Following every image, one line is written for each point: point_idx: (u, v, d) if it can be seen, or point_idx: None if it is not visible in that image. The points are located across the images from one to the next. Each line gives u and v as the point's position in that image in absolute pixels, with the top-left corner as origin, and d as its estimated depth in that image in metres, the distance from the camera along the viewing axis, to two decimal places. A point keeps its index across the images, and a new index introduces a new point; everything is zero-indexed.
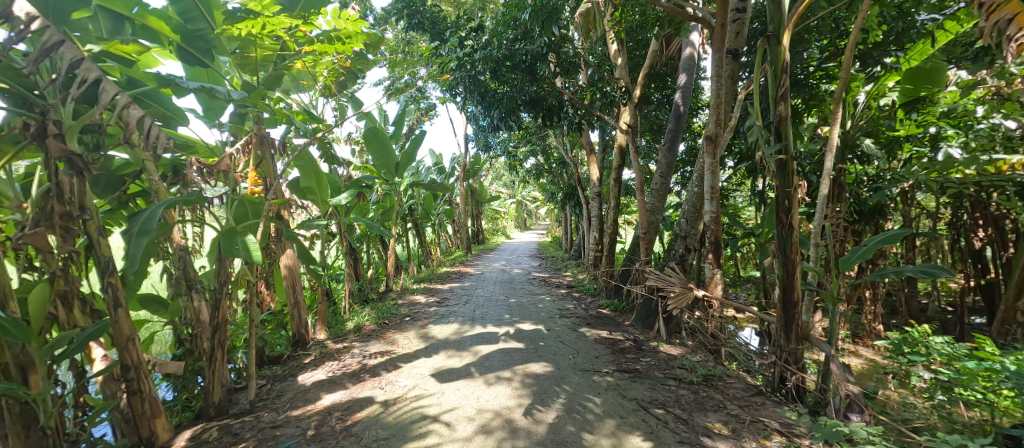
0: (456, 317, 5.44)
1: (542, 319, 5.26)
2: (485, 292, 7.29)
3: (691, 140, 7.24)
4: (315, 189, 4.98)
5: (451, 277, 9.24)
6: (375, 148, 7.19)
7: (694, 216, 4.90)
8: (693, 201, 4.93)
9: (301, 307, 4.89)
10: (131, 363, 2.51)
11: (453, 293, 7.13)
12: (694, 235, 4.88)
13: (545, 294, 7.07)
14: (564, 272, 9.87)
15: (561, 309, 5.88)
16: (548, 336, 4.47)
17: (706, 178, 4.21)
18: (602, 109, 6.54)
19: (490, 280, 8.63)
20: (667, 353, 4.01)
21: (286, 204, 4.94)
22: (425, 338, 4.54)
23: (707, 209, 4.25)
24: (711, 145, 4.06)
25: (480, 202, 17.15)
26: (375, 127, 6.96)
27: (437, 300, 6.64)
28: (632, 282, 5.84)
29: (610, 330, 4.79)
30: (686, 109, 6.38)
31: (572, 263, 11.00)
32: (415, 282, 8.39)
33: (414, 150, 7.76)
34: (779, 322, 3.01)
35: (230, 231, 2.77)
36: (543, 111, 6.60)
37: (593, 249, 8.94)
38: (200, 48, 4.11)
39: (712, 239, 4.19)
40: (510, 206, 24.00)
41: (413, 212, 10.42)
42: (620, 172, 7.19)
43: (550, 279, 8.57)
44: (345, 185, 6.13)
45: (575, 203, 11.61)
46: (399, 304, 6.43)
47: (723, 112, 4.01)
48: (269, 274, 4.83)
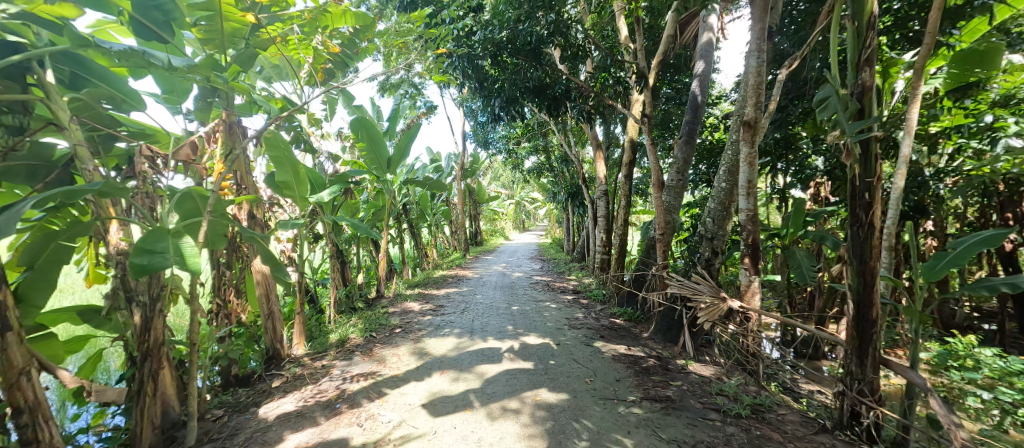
0: (453, 328, 4.85)
1: (550, 330, 4.68)
2: (484, 298, 6.70)
3: (709, 134, 6.68)
4: (293, 185, 4.36)
5: (448, 281, 8.64)
6: (367, 143, 6.61)
7: (722, 214, 4.34)
8: (720, 199, 4.36)
9: (278, 318, 4.40)
10: (23, 404, 1.94)
11: (450, 300, 6.54)
12: (722, 236, 4.32)
13: (550, 300, 6.49)
14: (567, 276, 9.29)
15: (569, 318, 5.30)
16: (559, 352, 3.89)
17: (740, 172, 3.64)
18: (613, 98, 5.96)
19: (490, 284, 8.03)
20: (699, 375, 3.44)
21: (259, 201, 4.34)
22: (419, 354, 3.95)
23: (740, 206, 3.68)
24: (749, 131, 3.48)
25: (478, 202, 16.60)
26: (368, 119, 6.39)
27: (433, 307, 6.04)
28: (648, 289, 5.28)
29: (629, 344, 4.21)
30: (704, 98, 5.83)
31: (576, 266, 10.43)
32: (409, 287, 7.78)
33: (407, 144, 7.17)
34: (850, 344, 2.46)
35: (160, 231, 2.16)
36: (548, 102, 6.03)
37: (600, 251, 8.36)
38: (156, 21, 3.48)
39: (749, 242, 3.63)
40: (509, 207, 23.47)
41: (408, 212, 9.82)
42: (631, 168, 6.65)
43: (555, 284, 7.98)
44: (329, 180, 5.53)
45: (579, 203, 11.05)
46: (391, 312, 5.83)
47: (764, 92, 3.41)
48: (240, 282, 4.27)
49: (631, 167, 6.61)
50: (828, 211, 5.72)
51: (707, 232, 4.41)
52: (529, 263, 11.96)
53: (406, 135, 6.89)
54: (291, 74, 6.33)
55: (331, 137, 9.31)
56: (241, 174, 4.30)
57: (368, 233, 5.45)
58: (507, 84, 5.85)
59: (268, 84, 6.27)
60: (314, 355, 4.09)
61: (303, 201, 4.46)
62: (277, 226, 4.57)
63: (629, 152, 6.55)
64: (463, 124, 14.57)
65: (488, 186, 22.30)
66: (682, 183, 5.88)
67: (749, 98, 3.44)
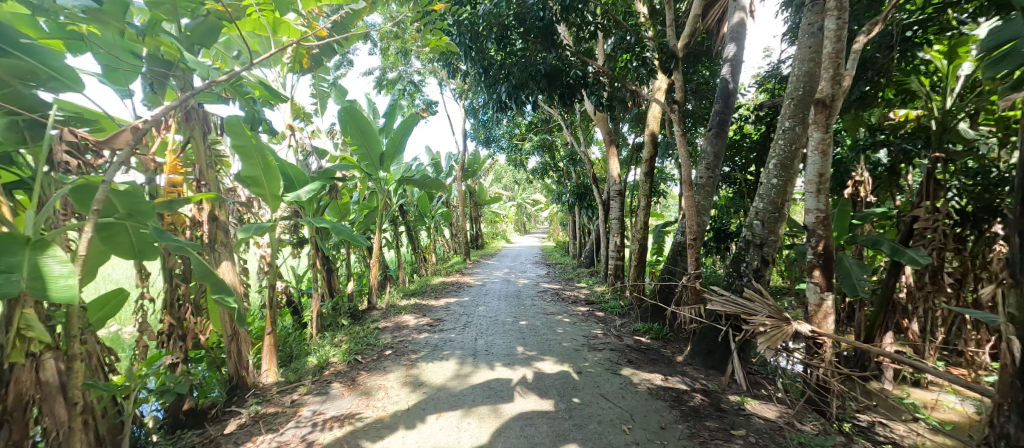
0: (452, 350, 4.13)
1: (568, 353, 3.97)
2: (488, 309, 5.99)
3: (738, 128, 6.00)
4: (261, 181, 3.65)
5: (448, 289, 7.92)
6: (358, 138, 5.96)
7: (774, 217, 3.64)
8: (771, 199, 3.66)
9: (243, 340, 3.68)
10: None
11: (449, 313, 5.83)
12: (774, 242, 3.63)
13: (562, 313, 5.76)
14: (576, 283, 8.57)
15: (587, 335, 4.59)
16: (582, 385, 3.19)
17: (807, 164, 2.96)
18: (634, 84, 5.26)
19: (494, 293, 7.33)
20: (761, 418, 2.74)
21: (223, 201, 3.65)
22: (412, 386, 3.24)
23: (806, 206, 3.00)
24: (821, 113, 2.80)
25: (479, 204, 15.91)
26: (358, 111, 5.74)
27: (430, 322, 5.32)
28: (679, 302, 4.57)
29: (664, 372, 3.51)
30: (736, 84, 5.17)
31: (585, 272, 9.72)
32: (405, 296, 7.05)
33: (402, 139, 6.46)
34: (1013, 399, 2.02)
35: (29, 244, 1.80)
36: (561, 89, 5.30)
37: (614, 256, 7.64)
38: None
39: (819, 250, 2.94)
40: (510, 209, 22.79)
41: (405, 214, 9.12)
42: (652, 164, 5.94)
43: (565, 293, 7.26)
44: (312, 177, 4.83)
45: (587, 205, 10.36)
46: (382, 327, 5.11)
47: (845, 63, 2.73)
48: (199, 297, 3.61)
49: (651, 164, 5.91)
50: (877, 214, 5.05)
51: (754, 239, 3.72)
52: (534, 269, 11.24)
53: (400, 130, 6.21)
54: (273, 60, 5.68)
55: (321, 134, 8.64)
56: (201, 168, 3.60)
57: (357, 240, 4.78)
58: (514, 68, 5.14)
59: (247, 70, 5.64)
60: (284, 386, 3.39)
61: (275, 200, 3.77)
62: (240, 230, 3.83)
63: (649, 147, 5.86)
64: (463, 122, 13.91)
65: (490, 187, 21.62)
66: (713, 181, 5.21)
67: (823, 70, 2.76)
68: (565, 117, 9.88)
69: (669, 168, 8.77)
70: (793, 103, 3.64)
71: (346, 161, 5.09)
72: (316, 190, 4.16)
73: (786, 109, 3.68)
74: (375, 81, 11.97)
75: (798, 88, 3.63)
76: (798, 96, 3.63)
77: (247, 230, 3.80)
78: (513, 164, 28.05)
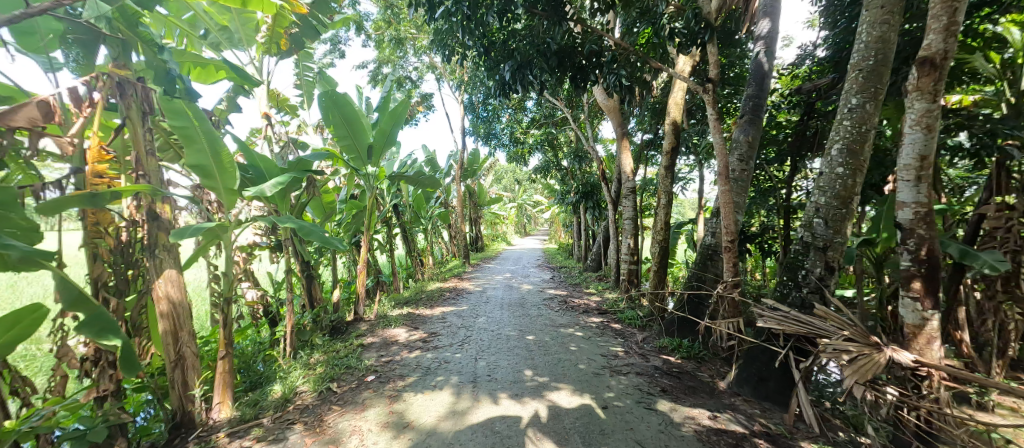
0: (448, 374, 3.46)
1: (587, 379, 3.30)
2: (490, 320, 5.33)
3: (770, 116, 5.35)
4: (213, 171, 3.00)
5: (445, 296, 7.23)
6: (343, 128, 5.29)
7: (841, 214, 2.97)
8: (836, 193, 3.00)
9: (191, 366, 3.01)
10: None
11: (445, 325, 5.16)
12: (840, 244, 2.97)
13: (573, 325, 5.09)
14: (584, 289, 7.92)
15: (606, 354, 3.92)
16: (611, 427, 2.52)
17: (901, 144, 2.32)
18: (656, 64, 4.60)
19: (496, 301, 6.63)
20: None
21: (166, 194, 2.98)
22: (394, 429, 2.57)
23: (899, 199, 2.34)
24: (928, 76, 2.15)
25: (479, 205, 15.25)
26: (343, 98, 5.07)
27: (422, 336, 4.64)
28: (714, 316, 3.90)
29: (711, 405, 2.84)
30: (774, 64, 4.53)
31: (593, 276, 9.06)
32: (397, 306, 6.35)
33: (392, 129, 5.69)
34: None
35: None
36: (572, 69, 4.62)
37: (627, 260, 6.98)
38: None
39: (921, 256, 2.27)
40: (510, 211, 22.17)
41: (400, 214, 8.46)
42: (674, 157, 5.27)
43: (574, 301, 6.57)
44: (285, 169, 4.15)
45: (594, 204, 9.72)
46: (368, 343, 4.44)
47: (964, 9, 2.07)
48: (137, 314, 2.95)
49: (673, 156, 5.23)
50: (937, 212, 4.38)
51: (813, 240, 3.07)
52: (537, 273, 10.59)
53: (391, 120, 5.54)
54: (246, 41, 5.01)
55: (308, 128, 7.98)
56: (139, 154, 2.93)
57: (334, 244, 4.12)
58: (518, 45, 4.47)
59: (217, 52, 5.00)
60: (235, 427, 2.70)
61: (232, 194, 3.12)
62: (173, 233, 2.93)
63: (671, 137, 5.20)
64: (462, 118, 13.25)
65: (490, 188, 20.99)
66: (747, 175, 4.54)
67: (933, 20, 2.12)
68: (571, 110, 9.21)
69: (684, 164, 8.11)
70: (861, 77, 3.01)
71: (323, 151, 4.42)
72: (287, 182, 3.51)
73: (850, 84, 3.06)
74: (369, 74, 11.33)
75: (868, 58, 3.00)
76: (867, 68, 3.00)
77: (182, 234, 2.91)
78: (514, 164, 27.43)
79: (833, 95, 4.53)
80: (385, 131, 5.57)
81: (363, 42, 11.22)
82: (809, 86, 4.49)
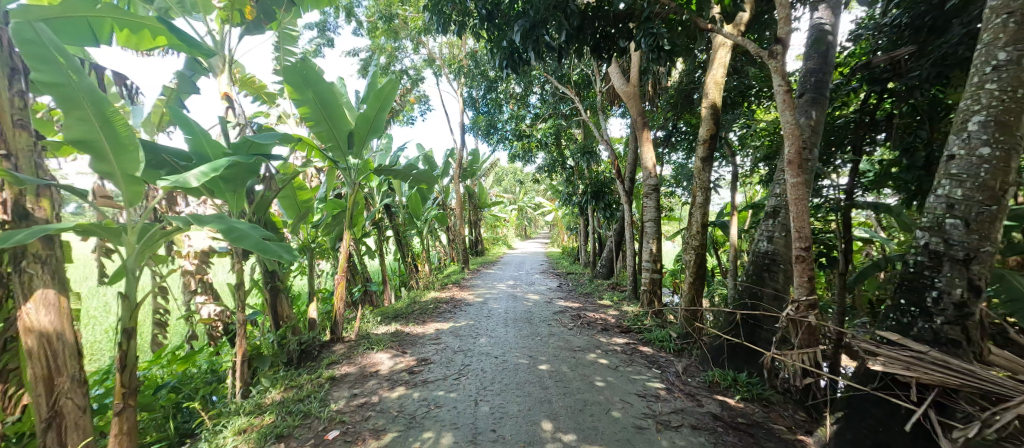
0: (437, 428, 2.59)
1: (626, 438, 2.43)
2: (493, 341, 4.44)
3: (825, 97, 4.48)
4: (106, 151, 2.18)
5: (440, 309, 6.31)
6: (316, 111, 4.41)
7: (989, 213, 2.11)
8: (978, 183, 2.15)
9: (76, 426, 2.16)
10: None
11: (439, 347, 4.27)
12: (990, 256, 2.11)
13: (593, 348, 4.20)
14: (598, 300, 7.03)
15: (643, 394, 3.05)
16: None
17: None
18: (694, 28, 3.76)
19: (499, 316, 5.74)
20: None
21: (42, 184, 2.10)
22: None
23: None
24: None
25: (479, 207, 14.35)
26: (314, 74, 4.19)
27: (408, 364, 3.76)
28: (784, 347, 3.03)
29: None
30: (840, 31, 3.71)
31: (606, 285, 8.18)
32: (383, 321, 5.44)
33: (376, 111, 4.67)
34: None
35: None
36: (590, 32, 3.78)
37: (649, 267, 6.08)
38: None
39: None
40: (512, 213, 21.26)
41: (391, 215, 7.56)
42: (713, 145, 4.41)
43: (589, 316, 5.67)
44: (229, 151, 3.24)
45: (606, 204, 8.84)
46: (339, 373, 3.57)
47: None
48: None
49: (712, 145, 4.35)
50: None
51: (944, 248, 2.21)
52: (542, 280, 9.68)
53: (377, 103, 4.61)
54: (197, 3, 4.16)
55: (289, 118, 7.13)
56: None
57: (288, 257, 2.97)
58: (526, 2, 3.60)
59: (164, 18, 4.16)
60: None
61: (133, 183, 2.28)
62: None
63: (709, 122, 4.33)
64: (462, 114, 12.42)
65: (490, 189, 20.09)
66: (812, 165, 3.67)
67: None
68: (581, 101, 8.35)
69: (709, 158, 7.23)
70: (1012, 22, 2.16)
71: (286, 134, 3.53)
72: (220, 171, 2.61)
73: (988, 33, 2.24)
74: (361, 63, 10.51)
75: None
76: (1020, 10, 2.15)
77: (7, 238, 1.86)
78: (515, 165, 26.56)
79: (913, 69, 3.70)
80: (369, 116, 4.65)
81: (355, 30, 10.43)
82: (883, 58, 3.65)
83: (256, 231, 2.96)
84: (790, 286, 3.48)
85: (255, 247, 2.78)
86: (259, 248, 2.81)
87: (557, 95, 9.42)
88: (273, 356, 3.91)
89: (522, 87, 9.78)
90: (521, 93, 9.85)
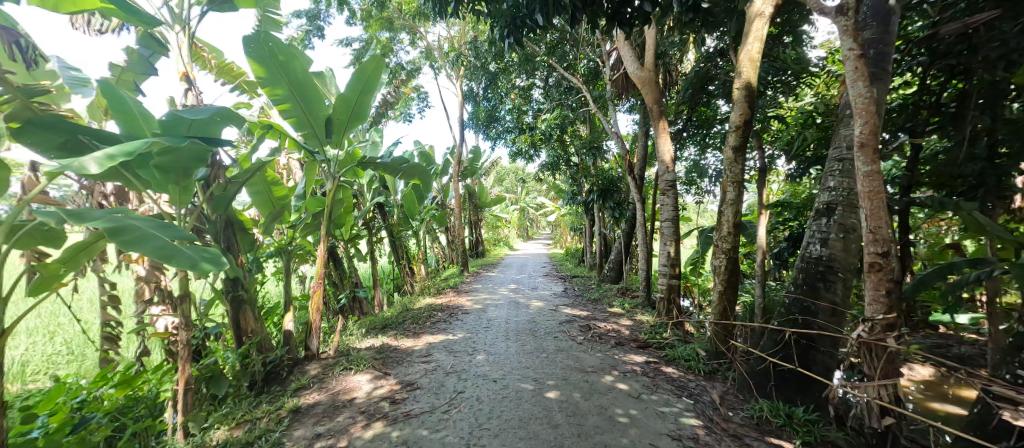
0: None
1: None
2: (493, 359, 3.83)
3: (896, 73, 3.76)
4: None
5: (434, 318, 5.71)
6: (288, 93, 3.80)
7: None
8: None
9: None
10: None
11: (429, 367, 3.67)
12: None
13: (609, 368, 3.60)
14: (609, 307, 6.41)
15: (678, 435, 2.45)
16: None
17: None
18: None
19: (499, 327, 5.12)
20: None
21: None
22: None
23: None
24: None
25: (480, 206, 13.74)
26: (284, 49, 3.58)
27: (390, 390, 3.16)
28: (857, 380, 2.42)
29: None
30: None
31: (616, 290, 7.56)
32: (369, 333, 4.85)
33: (359, 96, 4.08)
34: None
35: None
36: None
37: (667, 272, 5.47)
38: None
39: None
40: (514, 213, 20.62)
41: (383, 214, 6.97)
42: (748, 132, 3.78)
43: (600, 328, 5.05)
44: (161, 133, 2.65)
45: (614, 203, 8.22)
46: (306, 404, 2.98)
47: None
48: None
49: (745, 132, 3.75)
50: None
51: None
52: (547, 285, 9.06)
53: (359, 84, 4.03)
54: None
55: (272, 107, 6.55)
56: None
57: (201, 267, 2.42)
58: None
59: None
60: None
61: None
62: None
63: (741, 105, 3.72)
64: (461, 109, 11.83)
65: (491, 188, 19.46)
66: None
67: None
68: (589, 91, 7.75)
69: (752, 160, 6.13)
70: None
71: (227, 110, 2.87)
72: (127, 158, 2.02)
73: None
74: (354, 54, 9.93)
75: None
76: None
77: None
78: (517, 164, 25.92)
79: (992, 40, 3.06)
80: (350, 99, 4.06)
81: (348, 20, 9.87)
82: (956, 28, 3.00)
83: (166, 231, 2.41)
84: (850, 299, 2.90)
85: (155, 252, 2.22)
86: (161, 254, 2.25)
87: (563, 86, 8.82)
88: (232, 380, 3.33)
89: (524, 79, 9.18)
90: (524, 85, 9.25)
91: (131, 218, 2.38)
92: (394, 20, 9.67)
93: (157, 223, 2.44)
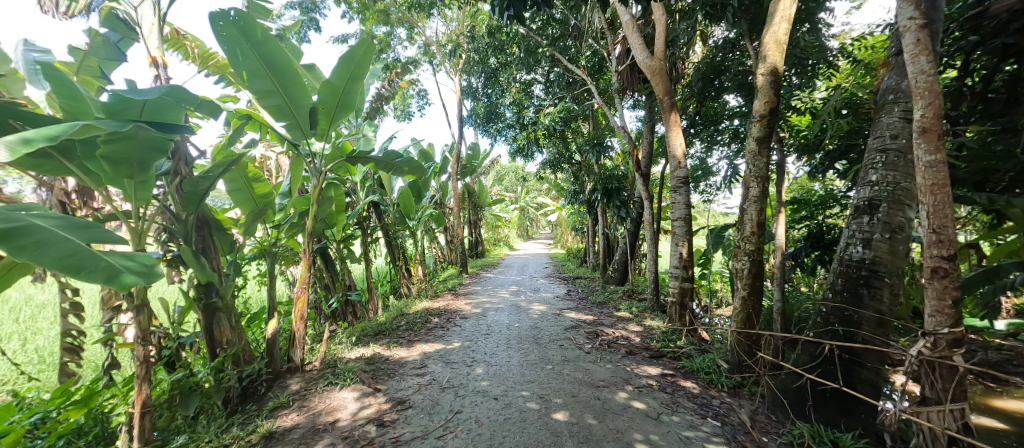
0: None
1: None
2: (494, 372, 3.48)
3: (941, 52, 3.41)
4: None
5: (431, 324, 5.36)
6: (264, 78, 3.45)
7: None
8: None
9: None
10: None
11: (423, 381, 3.33)
12: None
13: (623, 382, 3.26)
14: (615, 311, 6.07)
15: None
16: None
17: None
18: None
19: (500, 334, 4.77)
20: None
21: None
22: None
23: None
24: None
25: (480, 206, 13.40)
26: (260, 28, 3.21)
27: (379, 411, 2.82)
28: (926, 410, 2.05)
29: None
30: None
31: (622, 293, 7.22)
32: (360, 342, 4.53)
33: (347, 82, 3.73)
34: None
35: None
36: None
37: (679, 275, 5.13)
38: None
39: None
40: (515, 214, 20.29)
41: (378, 213, 6.61)
42: (775, 122, 3.43)
43: (608, 334, 4.72)
44: (107, 116, 2.37)
45: (620, 202, 7.88)
46: (281, 429, 2.66)
47: None
48: None
49: (771, 121, 3.41)
50: None
51: None
52: (548, 287, 8.72)
53: (346, 69, 3.67)
54: None
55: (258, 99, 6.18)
56: None
57: (125, 278, 2.01)
58: None
59: None
60: None
61: None
62: None
63: (766, 93, 3.39)
64: (460, 106, 11.49)
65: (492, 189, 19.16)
66: None
67: None
68: (594, 83, 7.39)
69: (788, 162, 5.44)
70: None
71: (181, 89, 2.55)
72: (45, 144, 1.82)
73: None
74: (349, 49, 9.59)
75: None
76: None
77: None
78: (516, 163, 25.63)
79: None
80: (336, 86, 3.72)
81: (344, 13, 9.53)
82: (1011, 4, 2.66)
83: (79, 232, 2.07)
84: (897, 308, 2.58)
85: (58, 264, 1.88)
86: (66, 266, 1.90)
87: (565, 80, 8.46)
88: (204, 398, 3.00)
89: (525, 74, 8.86)
90: (524, 80, 8.94)
91: (40, 218, 2.06)
92: (391, 13, 9.33)
93: (72, 222, 2.10)
